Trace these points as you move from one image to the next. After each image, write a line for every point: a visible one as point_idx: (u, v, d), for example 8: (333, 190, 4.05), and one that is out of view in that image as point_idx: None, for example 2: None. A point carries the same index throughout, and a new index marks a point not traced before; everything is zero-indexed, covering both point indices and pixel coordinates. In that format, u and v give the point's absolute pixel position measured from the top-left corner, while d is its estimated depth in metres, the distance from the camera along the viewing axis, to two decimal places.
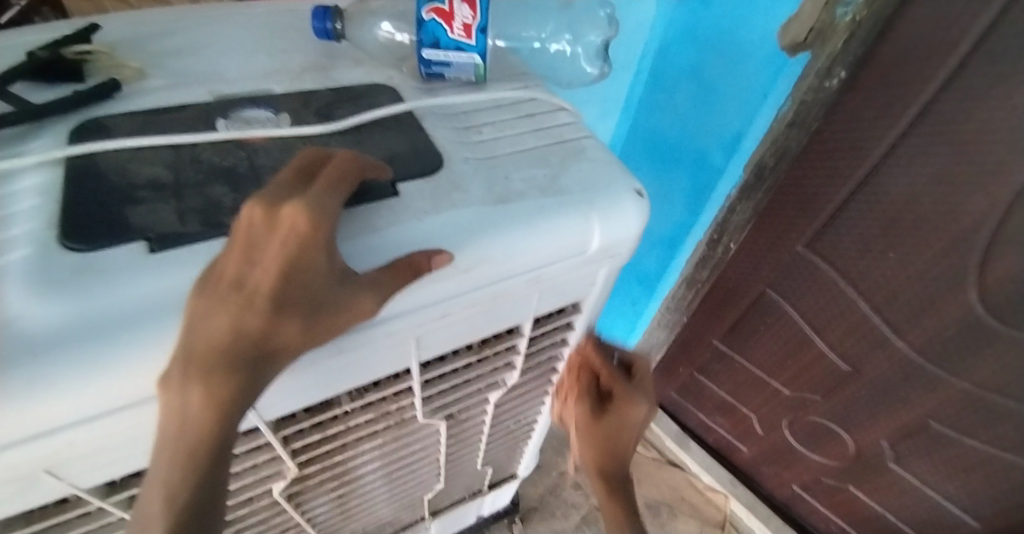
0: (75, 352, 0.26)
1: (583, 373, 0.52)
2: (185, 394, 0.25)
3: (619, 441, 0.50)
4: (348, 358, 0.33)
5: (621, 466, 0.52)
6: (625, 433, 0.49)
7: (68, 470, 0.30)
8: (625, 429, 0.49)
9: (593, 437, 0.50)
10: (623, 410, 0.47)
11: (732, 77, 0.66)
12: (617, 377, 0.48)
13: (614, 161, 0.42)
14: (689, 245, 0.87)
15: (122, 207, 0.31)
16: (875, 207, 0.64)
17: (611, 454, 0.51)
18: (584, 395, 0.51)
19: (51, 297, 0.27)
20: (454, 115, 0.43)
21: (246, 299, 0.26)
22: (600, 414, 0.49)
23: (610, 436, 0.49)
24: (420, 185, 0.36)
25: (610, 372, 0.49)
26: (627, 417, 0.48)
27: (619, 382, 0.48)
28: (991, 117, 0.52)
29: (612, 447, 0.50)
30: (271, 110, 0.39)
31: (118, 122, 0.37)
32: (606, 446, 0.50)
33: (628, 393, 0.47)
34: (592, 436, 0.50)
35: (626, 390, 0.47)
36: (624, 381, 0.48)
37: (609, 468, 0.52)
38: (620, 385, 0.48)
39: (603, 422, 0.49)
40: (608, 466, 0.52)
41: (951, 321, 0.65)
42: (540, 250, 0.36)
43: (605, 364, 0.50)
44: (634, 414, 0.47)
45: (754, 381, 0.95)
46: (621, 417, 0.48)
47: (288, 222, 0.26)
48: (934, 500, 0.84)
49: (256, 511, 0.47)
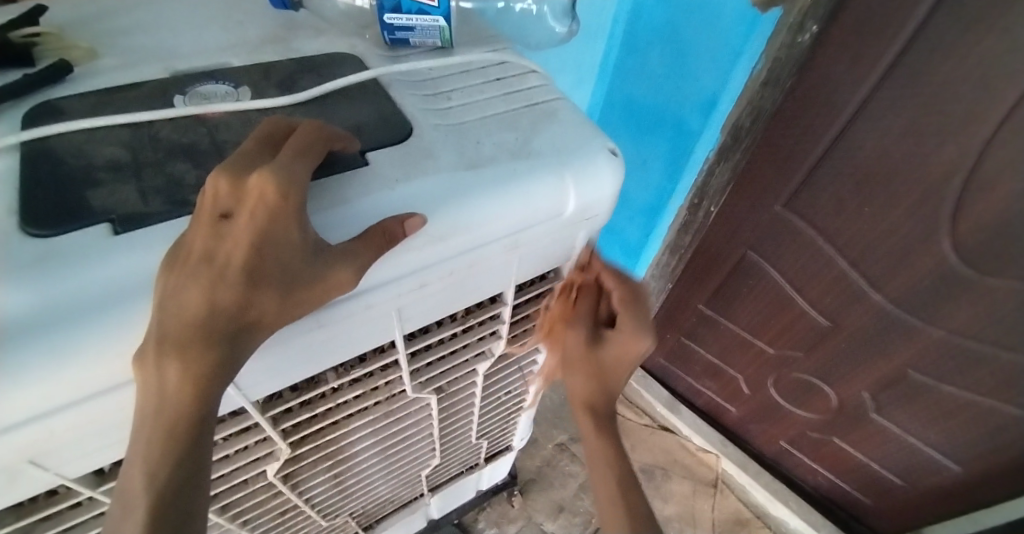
0: (41, 340, 0.25)
1: (588, 286, 0.48)
2: (161, 371, 0.25)
3: (617, 368, 0.48)
4: (328, 333, 0.33)
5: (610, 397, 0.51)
6: (622, 367, 0.48)
7: (51, 461, 0.29)
8: (622, 362, 0.48)
9: (593, 364, 0.48)
10: (625, 340, 0.46)
11: (704, 36, 0.66)
12: (627, 306, 0.46)
13: (586, 122, 0.41)
14: (671, 210, 0.88)
15: (82, 190, 0.30)
16: (850, 161, 0.64)
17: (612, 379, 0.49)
18: (585, 324, 0.48)
19: (12, 284, 0.26)
20: (422, 82, 0.42)
21: (217, 273, 0.26)
22: (599, 341, 0.47)
23: (610, 361, 0.48)
24: (390, 154, 0.35)
25: (619, 299, 0.47)
26: (628, 350, 0.47)
27: (627, 311, 0.46)
28: (960, 66, 0.52)
29: (604, 380, 0.49)
30: (231, 84, 0.38)
31: (71, 103, 0.35)
32: (598, 379, 0.49)
33: (636, 325, 0.46)
34: (589, 367, 0.48)
35: (632, 322, 0.46)
36: (633, 310, 0.46)
37: (599, 403, 0.50)
38: (628, 316, 0.46)
39: (604, 350, 0.47)
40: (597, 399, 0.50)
41: (925, 272, 0.66)
42: (515, 214, 0.35)
43: (615, 288, 0.47)
44: (638, 346, 0.46)
45: (740, 342, 0.96)
46: (622, 349, 0.47)
47: (256, 192, 0.26)
48: (915, 447, 0.86)
49: (251, 494, 0.47)
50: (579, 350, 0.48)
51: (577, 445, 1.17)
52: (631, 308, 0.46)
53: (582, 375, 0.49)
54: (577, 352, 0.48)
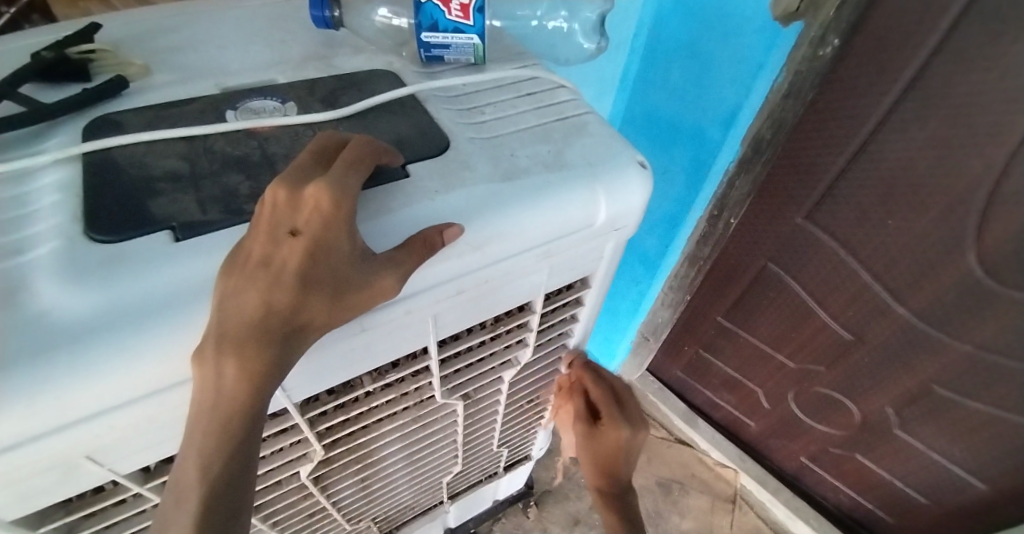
0: (107, 339, 0.26)
1: (579, 385, 0.59)
2: (220, 368, 0.26)
3: (613, 456, 0.54)
4: (369, 338, 0.34)
5: (620, 478, 0.56)
6: (617, 458, 0.54)
7: (106, 456, 0.31)
8: (617, 452, 0.53)
9: (589, 450, 0.55)
10: (608, 430, 0.52)
11: (726, 49, 0.67)
12: (607, 405, 0.54)
13: (615, 135, 0.43)
14: (691, 222, 0.88)
15: (142, 199, 0.32)
16: (873, 174, 0.64)
17: (606, 470, 0.55)
18: (583, 418, 0.56)
19: (81, 286, 0.28)
20: (457, 97, 0.43)
21: (274, 276, 0.27)
22: (592, 430, 0.55)
23: (603, 449, 0.54)
24: (429, 166, 0.36)
25: (601, 398, 0.55)
26: (616, 442, 0.53)
27: (607, 407, 0.53)
28: (984, 79, 0.52)
29: (605, 465, 0.55)
30: (278, 99, 0.40)
31: (130, 117, 0.38)
32: (598, 463, 0.55)
33: (614, 418, 0.52)
34: (591, 456, 0.55)
35: (614, 416, 0.52)
36: (610, 408, 0.53)
37: (607, 481, 0.56)
38: (609, 413, 0.53)
39: (596, 442, 0.54)
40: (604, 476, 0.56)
41: (950, 285, 0.66)
42: (548, 224, 0.37)
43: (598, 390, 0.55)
44: (619, 435, 0.52)
45: (759, 355, 0.96)
46: (612, 440, 0.53)
47: (311, 202, 0.28)
48: (940, 464, 0.85)
49: (283, 495, 0.48)
50: (580, 443, 0.56)
51: None
52: (614, 406, 0.53)
53: (585, 459, 0.56)
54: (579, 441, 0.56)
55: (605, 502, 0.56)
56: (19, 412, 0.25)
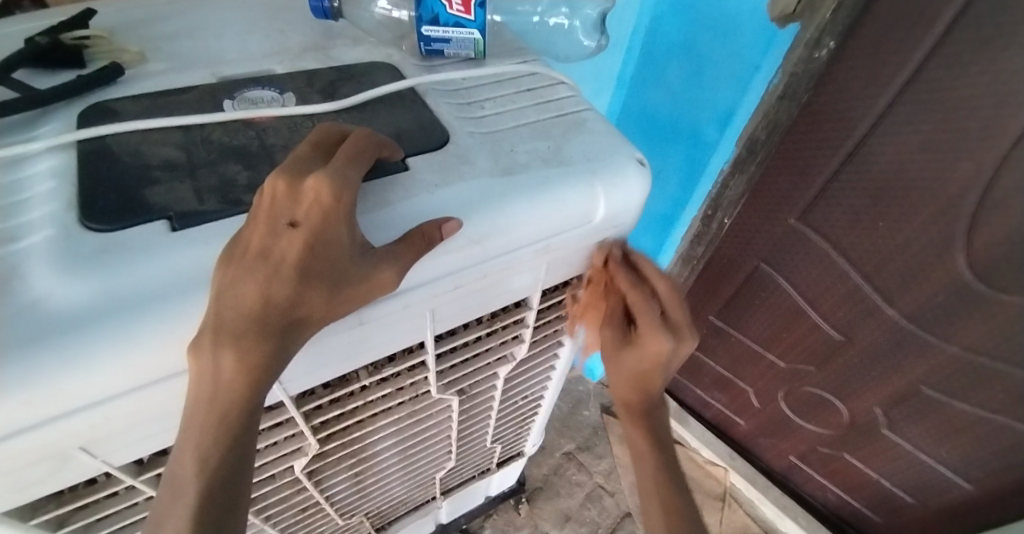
0: (103, 328, 0.26)
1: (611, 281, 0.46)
2: (217, 360, 0.26)
3: (649, 371, 0.47)
4: (366, 331, 0.34)
5: (652, 395, 0.50)
6: (658, 368, 0.46)
7: (101, 448, 0.30)
8: (659, 363, 0.45)
9: (622, 365, 0.47)
10: (647, 344, 0.44)
11: (722, 50, 0.67)
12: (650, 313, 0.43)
13: (614, 132, 0.43)
14: (684, 221, 0.88)
15: (138, 188, 0.32)
16: (866, 177, 0.65)
17: (639, 388, 0.49)
18: (615, 324, 0.47)
19: (76, 275, 0.27)
20: (456, 91, 0.43)
21: (272, 269, 0.27)
22: (625, 341, 0.46)
23: (638, 365, 0.46)
24: (428, 160, 0.36)
25: (641, 305, 0.44)
26: (655, 354, 0.45)
27: (646, 314, 0.43)
28: (977, 83, 0.52)
29: (641, 380, 0.48)
30: (276, 90, 0.40)
31: (125, 105, 0.37)
32: (634, 380, 0.48)
33: (654, 328, 0.43)
34: (623, 372, 0.47)
35: (656, 325, 0.43)
36: (649, 316, 0.43)
37: (639, 397, 0.49)
38: (650, 322, 0.43)
39: (631, 354, 0.46)
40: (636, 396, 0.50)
41: (940, 287, 0.66)
42: (547, 220, 0.37)
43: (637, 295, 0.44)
44: (661, 349, 0.44)
45: (751, 354, 0.97)
46: (651, 353, 0.45)
47: (311, 194, 0.27)
48: (927, 464, 0.86)
49: (276, 489, 0.48)
50: (608, 352, 0.48)
51: (585, 454, 1.17)
52: (654, 316, 0.44)
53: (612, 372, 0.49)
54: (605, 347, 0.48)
55: (634, 422, 0.51)
56: (13, 402, 0.24)
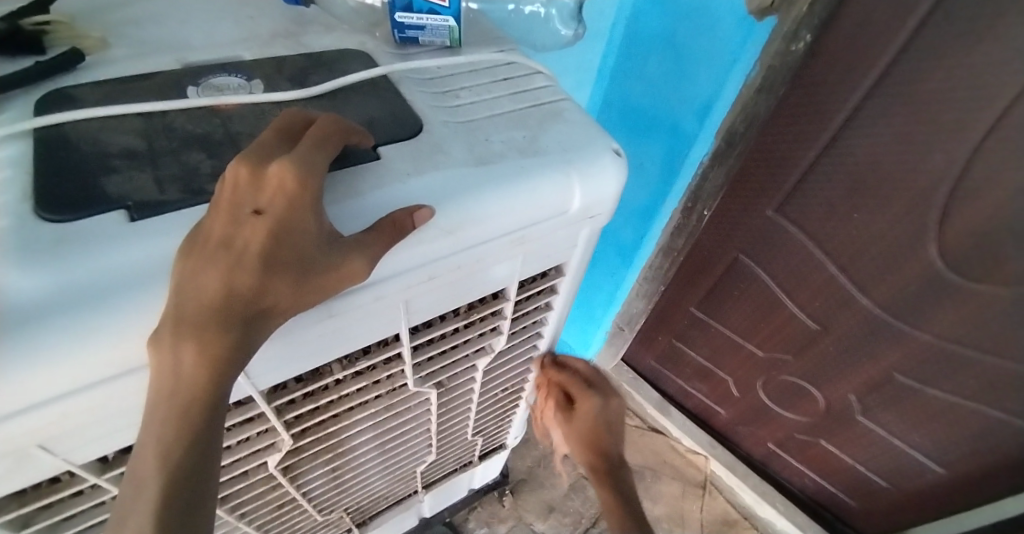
0: (57, 322, 0.25)
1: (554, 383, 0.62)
2: (177, 353, 0.25)
3: (599, 434, 0.59)
4: (337, 323, 0.33)
5: (611, 455, 0.60)
6: (599, 434, 0.59)
7: (60, 445, 0.29)
8: (598, 429, 0.59)
9: (576, 435, 0.60)
10: (581, 407, 0.59)
11: (702, 42, 0.67)
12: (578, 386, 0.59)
13: (591, 123, 0.42)
14: (666, 213, 0.88)
15: (96, 176, 0.31)
16: (842, 168, 0.66)
17: (596, 450, 0.60)
18: (563, 408, 0.61)
19: (29, 267, 0.26)
20: (431, 79, 0.42)
21: (234, 258, 0.26)
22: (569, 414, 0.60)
23: (587, 431, 0.59)
24: (401, 148, 0.36)
25: (574, 386, 0.59)
26: (591, 417, 0.59)
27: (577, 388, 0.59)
28: (949, 76, 0.53)
29: (595, 443, 0.60)
30: (243, 76, 0.38)
31: (83, 92, 0.36)
32: (588, 443, 0.60)
33: (584, 394, 0.59)
34: (578, 440, 0.60)
35: (587, 392, 0.59)
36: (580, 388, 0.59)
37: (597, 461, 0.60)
38: (581, 393, 0.59)
39: (576, 422, 0.60)
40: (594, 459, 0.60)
41: (912, 277, 0.68)
42: (522, 210, 0.36)
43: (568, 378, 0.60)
44: (592, 407, 0.59)
45: (730, 345, 0.98)
46: (589, 416, 0.59)
47: (275, 180, 0.27)
48: (901, 449, 0.88)
49: (250, 485, 0.47)
50: (568, 431, 0.61)
51: None
52: (583, 388, 0.59)
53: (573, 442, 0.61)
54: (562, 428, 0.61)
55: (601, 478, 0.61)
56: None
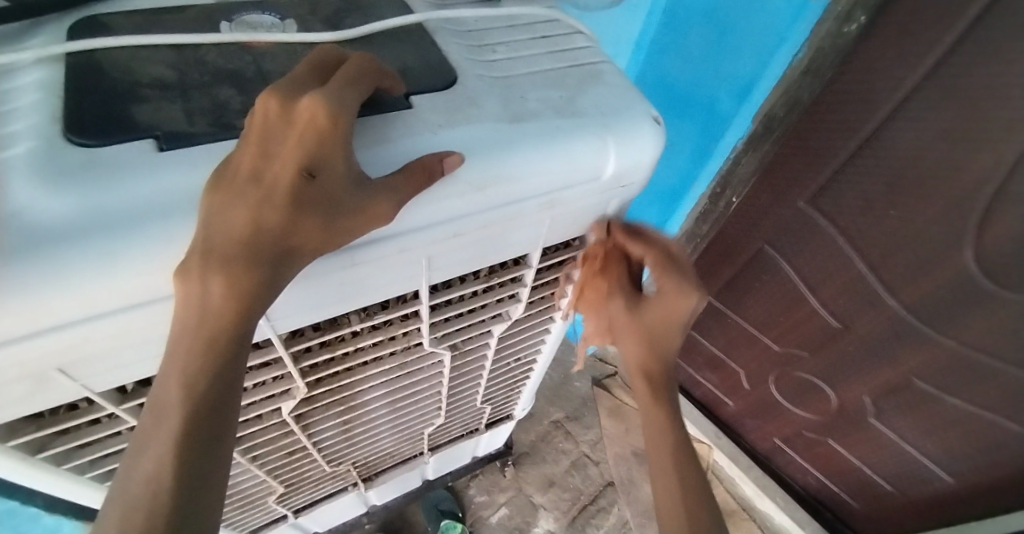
0: (81, 244, 0.25)
1: (617, 250, 0.46)
2: (206, 284, 0.25)
3: (666, 335, 0.47)
4: (360, 272, 0.33)
5: (665, 362, 0.48)
6: (670, 329, 0.46)
7: (80, 371, 0.29)
8: (670, 321, 0.46)
9: (641, 324, 0.46)
10: (669, 300, 0.44)
11: (748, 19, 0.62)
12: (661, 266, 0.43)
13: (630, 87, 0.41)
14: (693, 196, 0.86)
15: (125, 104, 0.30)
16: (882, 163, 0.62)
17: (651, 364, 0.48)
18: (624, 291, 0.47)
19: (55, 189, 0.26)
20: (467, 32, 0.41)
21: (265, 194, 0.26)
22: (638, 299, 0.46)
23: (654, 325, 0.46)
24: (433, 98, 0.35)
25: (649, 257, 0.44)
26: (674, 308, 0.45)
27: (664, 271, 0.43)
28: (1005, 74, 0.49)
29: (656, 345, 0.47)
30: (276, 15, 0.37)
31: (117, 19, 0.35)
32: (650, 346, 0.47)
33: (677, 285, 0.43)
34: (638, 329, 0.47)
35: (670, 279, 0.43)
36: (670, 272, 0.43)
37: (654, 367, 0.48)
38: (668, 279, 0.43)
39: (647, 311, 0.46)
40: (653, 368, 0.48)
41: (943, 280, 0.65)
42: (554, 171, 0.35)
43: (647, 250, 0.43)
44: (683, 303, 0.44)
45: (746, 336, 0.96)
46: (670, 310, 0.45)
47: (306, 115, 0.26)
48: (910, 454, 0.87)
49: (263, 430, 0.48)
50: (625, 318, 0.47)
51: (573, 423, 1.17)
52: (667, 265, 0.43)
53: (630, 336, 0.47)
54: (619, 317, 0.47)
55: (650, 393, 0.48)
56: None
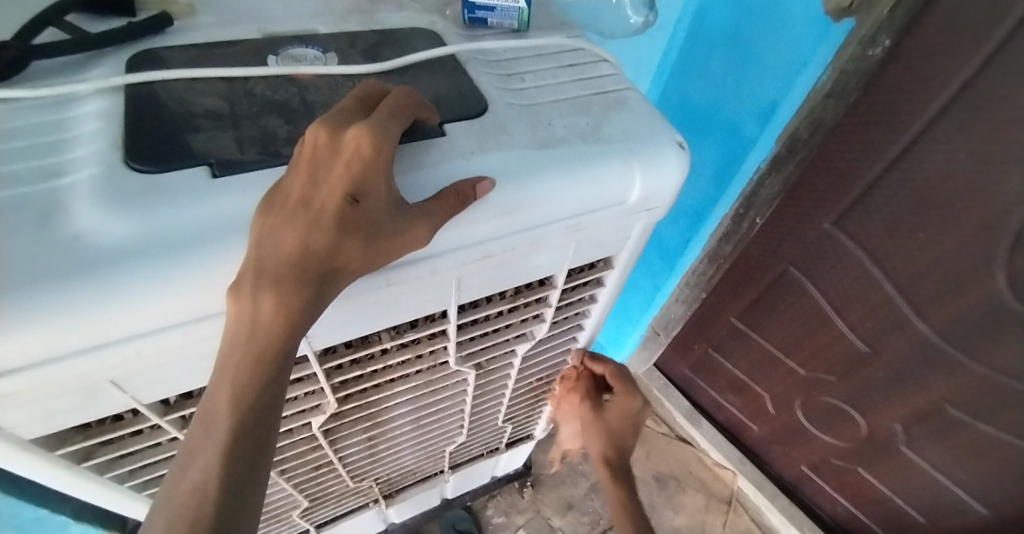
0: (140, 264, 0.27)
1: (585, 374, 0.67)
2: (257, 301, 0.26)
3: (625, 433, 0.62)
4: (394, 291, 0.34)
5: (625, 455, 0.62)
6: (626, 427, 0.62)
7: (129, 384, 0.31)
8: (625, 424, 0.62)
9: (604, 425, 0.62)
10: (621, 400, 0.62)
11: (770, 43, 0.63)
12: (620, 385, 0.62)
13: (655, 113, 0.42)
14: (715, 218, 0.85)
15: (181, 133, 0.33)
16: (909, 185, 0.62)
17: (615, 449, 0.61)
18: (591, 400, 0.65)
19: (116, 212, 0.28)
20: (497, 62, 0.43)
21: (313, 217, 0.27)
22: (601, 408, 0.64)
23: (619, 427, 0.62)
24: (465, 126, 0.36)
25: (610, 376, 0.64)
26: (627, 407, 0.62)
27: (621, 383, 0.62)
28: None
29: (620, 441, 0.62)
30: (319, 48, 0.40)
31: (173, 53, 0.38)
32: (613, 440, 0.62)
33: (625, 389, 0.62)
34: (603, 432, 0.62)
35: (620, 387, 0.62)
36: (623, 382, 0.62)
37: (614, 455, 0.61)
38: (618, 386, 0.62)
39: (608, 413, 0.63)
40: (613, 456, 0.61)
41: (974, 304, 0.64)
42: (581, 196, 0.36)
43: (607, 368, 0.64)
44: (631, 402, 0.62)
45: (770, 360, 0.95)
46: (621, 409, 0.62)
47: (352, 144, 0.28)
48: (943, 485, 0.84)
49: (293, 444, 0.49)
50: (588, 420, 0.64)
51: None
52: (621, 382, 0.62)
53: (596, 432, 0.62)
54: (586, 417, 0.64)
55: (612, 483, 0.60)
56: (35, 332, 0.25)
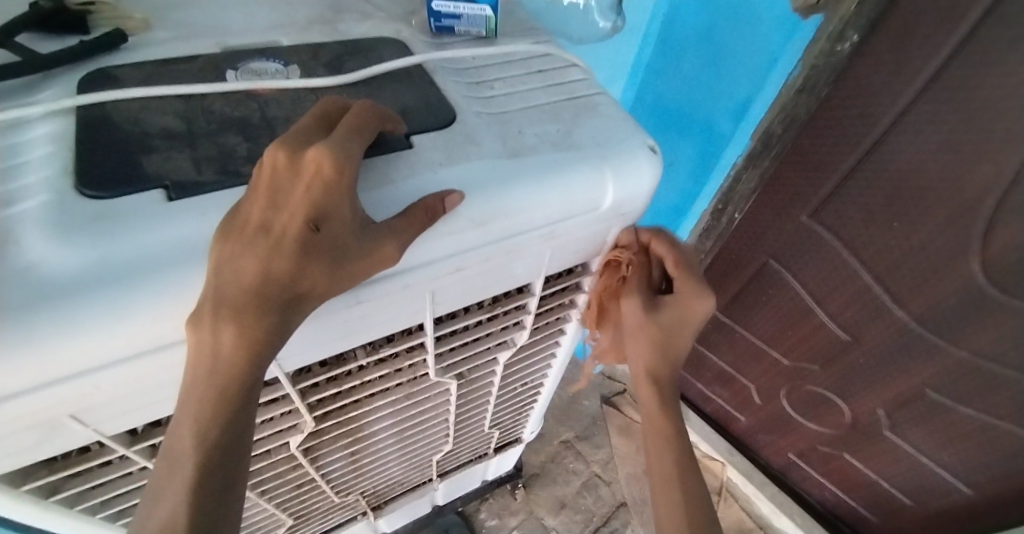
0: (88, 298, 0.25)
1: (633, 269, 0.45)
2: (217, 332, 0.26)
3: (679, 338, 0.47)
4: (365, 310, 0.34)
5: (674, 363, 0.48)
6: (683, 332, 0.46)
7: (91, 417, 0.30)
8: (687, 323, 0.46)
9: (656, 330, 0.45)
10: (687, 303, 0.44)
11: (740, 40, 0.64)
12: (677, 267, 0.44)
13: (626, 118, 0.41)
14: (695, 213, 0.86)
15: (136, 154, 0.31)
16: (881, 178, 0.63)
17: (665, 365, 0.47)
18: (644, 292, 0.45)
19: (68, 242, 0.27)
20: (465, 70, 0.42)
21: (274, 243, 0.27)
22: (657, 310, 0.45)
23: (671, 329, 0.45)
24: (433, 138, 0.36)
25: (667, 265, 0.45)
26: (688, 313, 0.45)
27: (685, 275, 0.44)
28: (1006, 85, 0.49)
29: (669, 348, 0.47)
30: (281, 62, 0.39)
31: (127, 72, 0.37)
32: (665, 347, 0.46)
33: (694, 288, 0.44)
34: (651, 338, 0.45)
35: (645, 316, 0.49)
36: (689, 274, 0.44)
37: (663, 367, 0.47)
38: (684, 279, 0.44)
39: (667, 315, 0.45)
40: (661, 370, 0.48)
41: (951, 291, 0.65)
42: (553, 204, 0.36)
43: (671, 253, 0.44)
44: (700, 305, 0.44)
45: (755, 352, 0.96)
46: (684, 314, 0.45)
47: (312, 165, 0.27)
48: (927, 466, 0.85)
49: (272, 464, 0.48)
50: (641, 320, 0.45)
51: (583, 443, 1.16)
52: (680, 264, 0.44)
53: (647, 342, 0.46)
54: (636, 324, 0.46)
55: (658, 398, 0.48)
56: None
